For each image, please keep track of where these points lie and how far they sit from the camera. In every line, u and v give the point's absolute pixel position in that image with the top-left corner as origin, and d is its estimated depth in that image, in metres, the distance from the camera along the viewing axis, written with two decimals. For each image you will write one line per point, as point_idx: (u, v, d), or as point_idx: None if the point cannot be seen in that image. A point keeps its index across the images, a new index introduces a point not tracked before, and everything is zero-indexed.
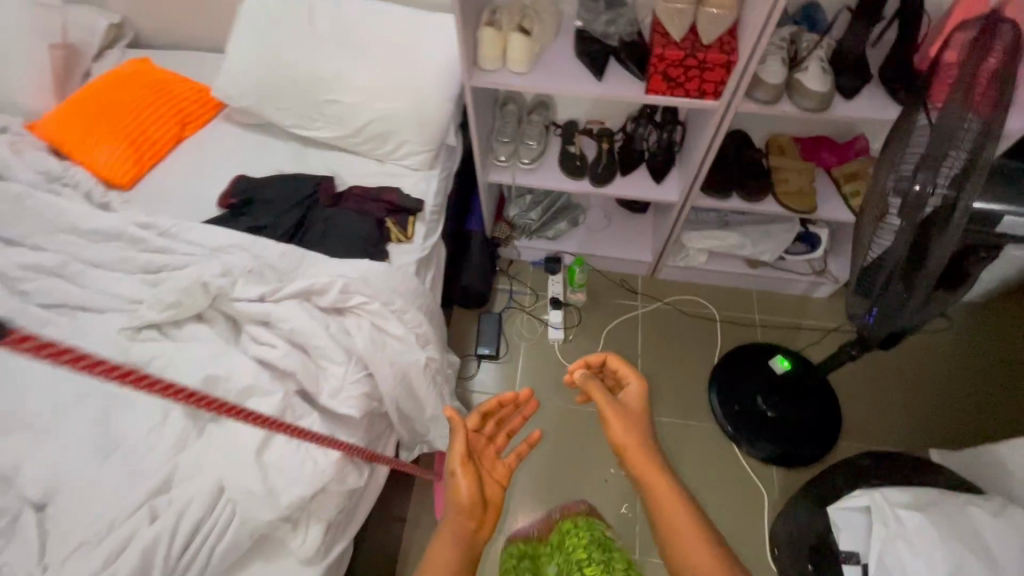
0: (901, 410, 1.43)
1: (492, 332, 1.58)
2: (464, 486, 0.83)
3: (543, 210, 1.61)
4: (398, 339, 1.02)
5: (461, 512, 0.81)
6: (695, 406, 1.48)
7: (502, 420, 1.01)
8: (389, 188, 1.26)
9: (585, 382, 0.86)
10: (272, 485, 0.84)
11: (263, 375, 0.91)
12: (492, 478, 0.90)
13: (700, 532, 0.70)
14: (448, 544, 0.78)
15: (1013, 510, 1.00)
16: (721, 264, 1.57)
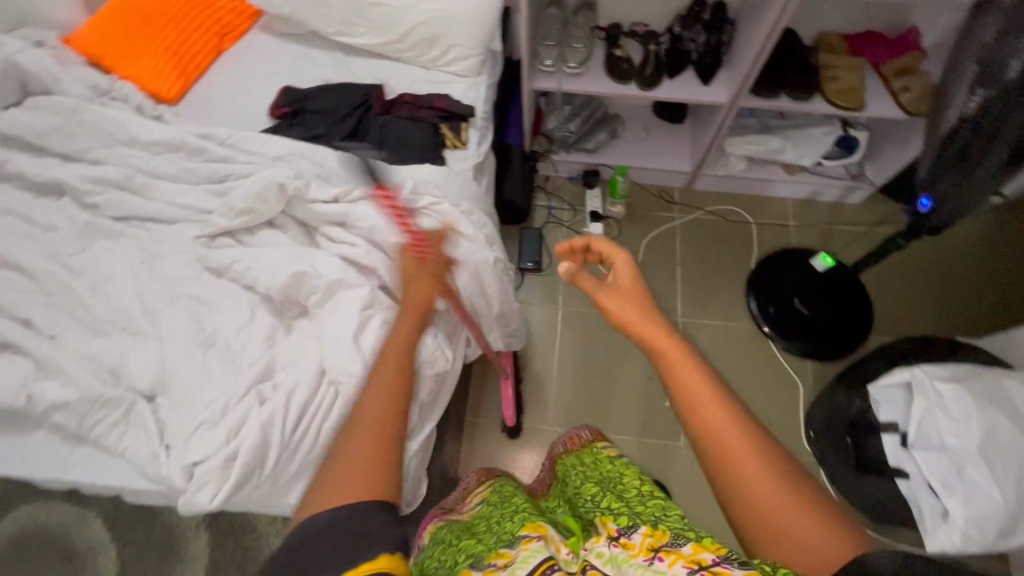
0: (936, 299, 1.51)
1: (534, 245, 1.62)
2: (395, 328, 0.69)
3: (582, 121, 1.61)
4: (468, 238, 1.05)
5: (382, 371, 0.63)
6: (733, 309, 1.55)
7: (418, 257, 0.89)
8: (440, 95, 1.25)
9: (573, 274, 0.72)
10: (373, 367, 0.89)
11: (348, 270, 0.95)
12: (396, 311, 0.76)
13: (718, 389, 0.57)
14: (386, 362, 0.64)
15: None
16: (759, 172, 1.59)
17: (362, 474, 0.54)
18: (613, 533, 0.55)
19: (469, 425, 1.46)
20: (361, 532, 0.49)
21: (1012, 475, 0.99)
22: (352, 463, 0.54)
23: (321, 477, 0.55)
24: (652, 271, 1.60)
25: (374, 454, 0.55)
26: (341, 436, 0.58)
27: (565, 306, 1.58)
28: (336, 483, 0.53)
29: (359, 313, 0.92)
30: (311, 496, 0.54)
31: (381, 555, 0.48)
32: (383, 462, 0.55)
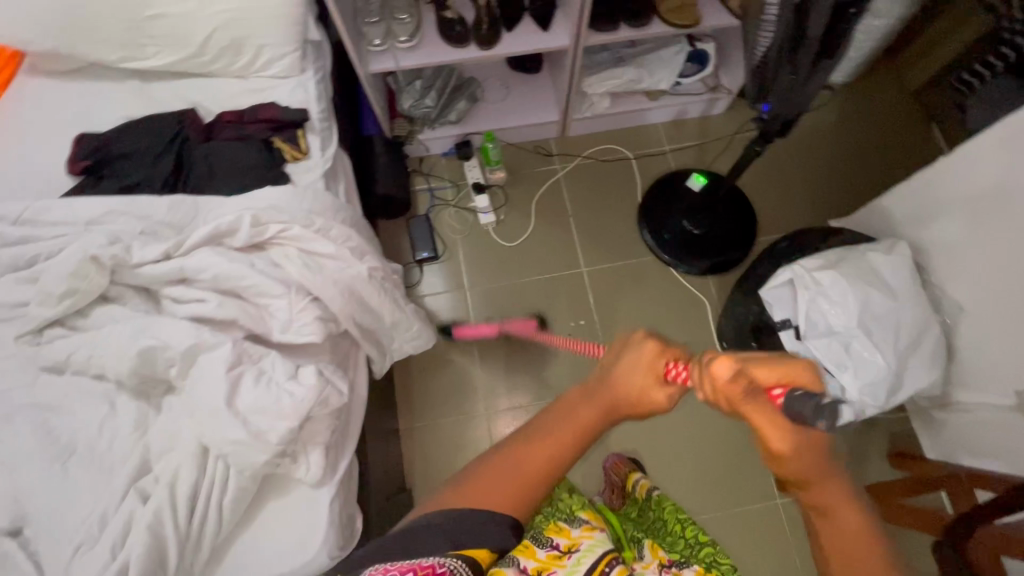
0: (810, 189, 1.59)
1: (425, 234, 1.55)
2: (646, 400, 0.55)
3: (438, 93, 1.52)
4: (333, 257, 0.97)
5: (579, 423, 0.56)
6: (631, 247, 1.58)
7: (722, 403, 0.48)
8: (264, 105, 1.12)
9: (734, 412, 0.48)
10: (257, 427, 0.82)
11: (202, 331, 0.86)
12: (605, 407, 0.56)
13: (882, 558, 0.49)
14: (578, 420, 0.56)
15: (900, 246, 1.19)
16: (625, 105, 1.58)
17: (508, 488, 0.54)
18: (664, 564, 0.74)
19: (405, 432, 1.43)
20: (461, 533, 0.53)
21: (888, 340, 1.11)
22: (506, 473, 0.55)
23: (474, 472, 0.56)
24: (547, 228, 1.59)
25: (523, 472, 0.55)
26: (496, 454, 0.57)
27: (472, 285, 1.55)
28: (483, 487, 0.55)
29: (226, 375, 0.83)
30: (470, 477, 0.56)
31: (473, 546, 0.52)
32: (532, 486, 0.55)
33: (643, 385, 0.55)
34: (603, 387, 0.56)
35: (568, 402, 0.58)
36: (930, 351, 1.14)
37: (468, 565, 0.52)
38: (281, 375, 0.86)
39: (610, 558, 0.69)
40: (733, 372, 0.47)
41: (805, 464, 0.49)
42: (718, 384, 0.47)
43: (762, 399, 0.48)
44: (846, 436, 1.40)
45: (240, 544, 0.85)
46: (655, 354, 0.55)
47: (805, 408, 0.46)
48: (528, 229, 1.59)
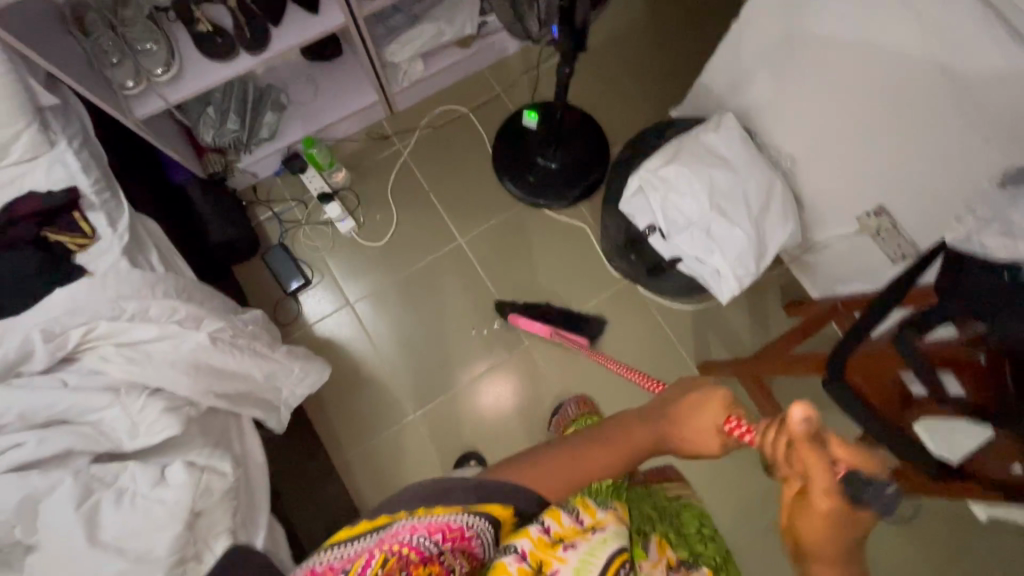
0: (643, 86, 1.61)
1: (287, 265, 1.44)
2: (691, 435, 0.67)
3: (238, 113, 1.37)
4: (160, 339, 0.87)
5: (632, 438, 0.72)
6: (498, 203, 1.54)
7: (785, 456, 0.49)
8: (20, 198, 0.96)
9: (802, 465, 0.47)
10: (137, 549, 0.74)
11: (32, 477, 0.75)
12: (650, 430, 0.72)
13: None
14: (623, 436, 0.72)
15: (727, 118, 1.22)
16: (440, 62, 1.49)
17: (554, 480, 0.67)
18: (674, 562, 0.67)
19: (341, 466, 1.37)
20: (492, 492, 0.65)
21: (740, 212, 1.15)
22: (562, 465, 0.69)
23: (534, 459, 0.70)
24: (411, 213, 1.52)
25: (568, 468, 0.68)
26: (553, 449, 0.71)
27: (356, 297, 1.47)
28: (537, 472, 0.68)
29: (77, 513, 0.73)
30: (534, 460, 0.70)
31: (500, 508, 0.64)
32: (569, 483, 0.67)
33: (705, 426, 0.66)
34: (665, 421, 0.71)
35: (632, 419, 0.75)
36: (780, 206, 1.20)
37: (489, 523, 0.62)
38: (144, 487, 0.77)
39: (620, 558, 0.58)
40: (811, 428, 0.46)
41: (823, 535, 0.46)
42: (794, 433, 0.47)
43: (826, 457, 0.46)
44: (743, 305, 1.48)
45: None
46: (723, 403, 0.66)
47: (867, 494, 0.44)
48: (392, 220, 1.51)
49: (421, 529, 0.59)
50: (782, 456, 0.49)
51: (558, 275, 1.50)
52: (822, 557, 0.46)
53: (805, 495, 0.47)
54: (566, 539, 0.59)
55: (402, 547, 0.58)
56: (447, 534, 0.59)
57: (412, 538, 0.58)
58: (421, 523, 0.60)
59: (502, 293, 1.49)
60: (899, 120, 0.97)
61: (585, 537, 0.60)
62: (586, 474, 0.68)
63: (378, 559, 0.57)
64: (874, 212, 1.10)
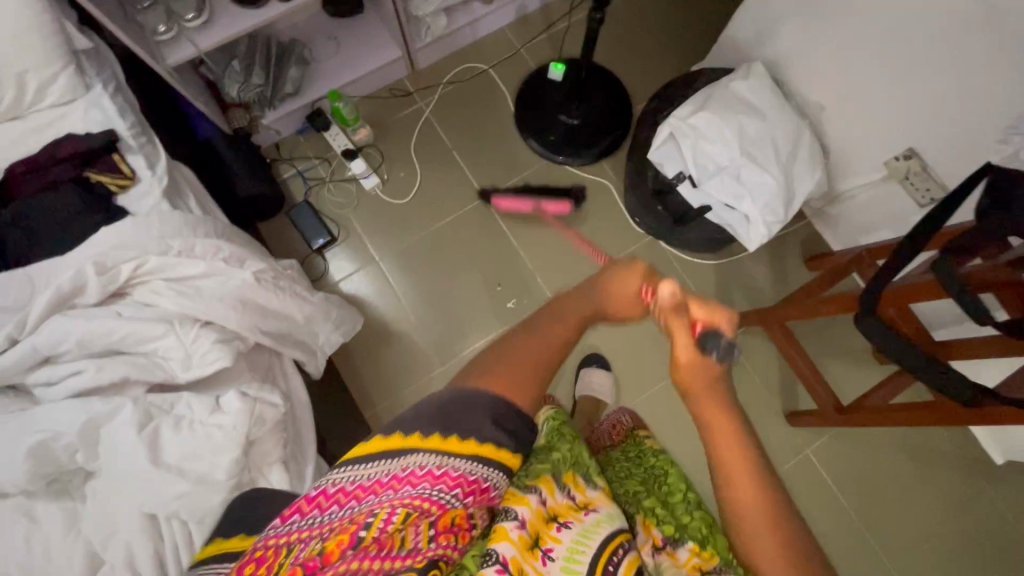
0: (664, 43, 1.60)
1: (312, 221, 1.45)
2: (620, 306, 0.67)
3: (263, 68, 1.36)
4: (207, 276, 0.88)
5: (575, 321, 0.62)
6: (521, 161, 1.54)
7: (665, 324, 0.66)
8: (59, 141, 0.96)
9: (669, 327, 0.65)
10: (196, 471, 0.76)
11: (94, 402, 0.77)
12: (596, 304, 0.65)
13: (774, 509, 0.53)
14: (569, 318, 0.62)
15: (755, 67, 1.22)
16: (462, 17, 1.48)
17: (519, 380, 0.56)
18: (659, 543, 0.64)
19: (372, 419, 1.39)
20: (460, 420, 0.52)
21: (770, 158, 1.16)
22: (519, 360, 0.57)
23: (484, 364, 0.57)
24: (435, 171, 1.52)
25: (528, 366, 0.57)
26: (502, 343, 0.59)
27: (381, 253, 1.48)
28: (491, 377, 0.55)
29: (139, 435, 0.75)
30: (485, 365, 0.57)
31: (479, 444, 0.52)
32: (538, 380, 0.57)
33: (626, 302, 0.67)
34: (599, 296, 0.65)
35: (571, 299, 0.64)
36: (808, 154, 1.20)
37: (504, 477, 0.54)
38: (201, 413, 0.79)
39: (616, 541, 0.58)
40: (675, 299, 0.65)
41: (700, 384, 0.61)
42: (664, 305, 0.66)
43: (687, 322, 0.64)
44: (765, 260, 1.50)
45: None
46: (642, 275, 0.68)
47: (716, 344, 0.63)
48: (416, 178, 1.51)
49: (441, 479, 0.50)
50: (668, 323, 0.65)
51: (581, 231, 1.51)
52: (698, 396, 0.60)
53: (677, 349, 0.64)
54: (561, 516, 0.58)
55: (426, 502, 0.49)
56: (466, 489, 0.51)
57: (433, 490, 0.49)
58: (449, 470, 0.50)
59: (528, 249, 1.49)
60: (932, 60, 0.98)
61: (580, 516, 0.59)
62: (544, 367, 0.58)
63: (399, 514, 0.47)
64: (904, 156, 1.11)
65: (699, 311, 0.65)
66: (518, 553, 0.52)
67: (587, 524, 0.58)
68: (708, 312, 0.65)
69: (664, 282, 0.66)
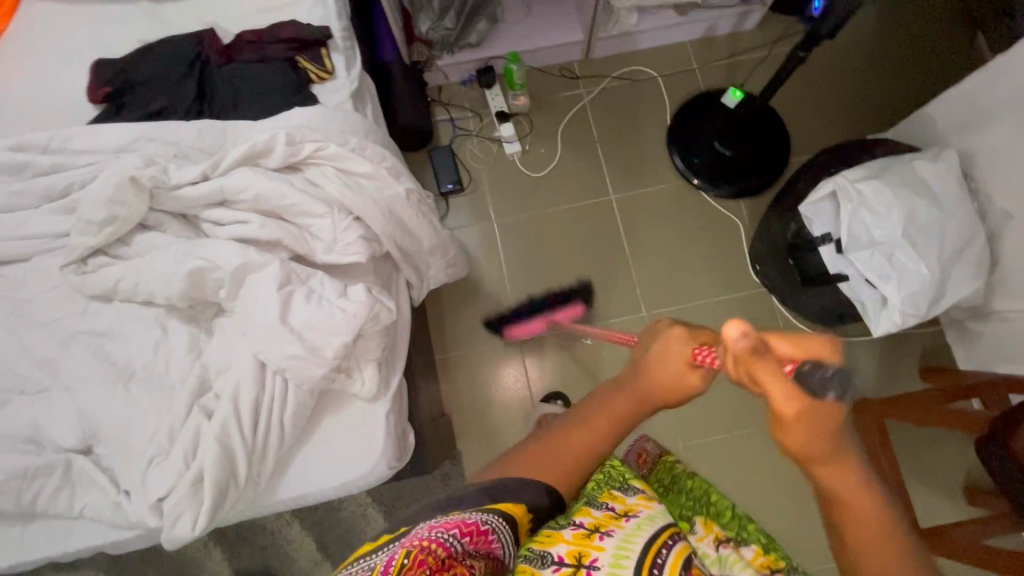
0: (844, 104, 1.53)
1: (448, 165, 1.52)
2: (672, 370, 0.58)
3: (457, 15, 1.39)
4: (370, 178, 0.95)
5: (615, 409, 0.60)
6: (659, 173, 1.54)
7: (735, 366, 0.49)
8: (283, 23, 1.06)
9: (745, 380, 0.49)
10: (311, 341, 0.83)
11: (249, 251, 0.86)
12: (633, 394, 0.60)
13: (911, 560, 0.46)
14: (619, 406, 0.60)
15: (948, 153, 1.15)
16: (652, 21, 1.49)
17: (554, 465, 0.58)
18: (721, 537, 0.60)
19: (441, 362, 1.45)
20: (499, 491, 0.55)
21: (933, 249, 1.09)
22: (550, 449, 0.59)
23: (517, 451, 0.60)
24: (575, 156, 1.55)
25: (567, 457, 0.58)
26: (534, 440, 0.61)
27: (499, 215, 1.52)
28: (531, 462, 0.58)
29: (278, 292, 0.83)
30: (512, 454, 0.60)
31: (512, 504, 0.54)
32: (574, 468, 0.58)
33: (676, 370, 0.58)
34: (638, 381, 0.60)
35: (604, 393, 0.63)
36: (975, 259, 1.12)
37: (507, 523, 0.52)
38: (330, 293, 0.86)
39: (668, 530, 0.54)
40: (752, 344, 0.46)
41: (810, 430, 0.47)
42: (736, 353, 0.48)
43: (774, 361, 0.47)
44: (879, 354, 1.40)
45: (302, 458, 0.87)
46: (685, 338, 0.58)
47: (811, 381, 0.47)
48: (555, 157, 1.55)
49: (439, 525, 0.49)
50: (745, 371, 0.48)
51: (696, 261, 1.49)
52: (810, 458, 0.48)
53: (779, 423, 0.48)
54: (603, 528, 0.54)
55: (427, 542, 0.47)
56: (465, 529, 0.49)
57: (434, 533, 0.48)
58: (452, 520, 0.50)
59: (637, 257, 1.49)
60: None
61: (623, 522, 0.54)
62: (599, 451, 0.59)
63: (399, 556, 0.46)
64: None
65: (780, 345, 0.50)
66: (568, 570, 0.49)
67: (630, 529, 0.53)
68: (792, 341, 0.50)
69: (723, 323, 0.47)
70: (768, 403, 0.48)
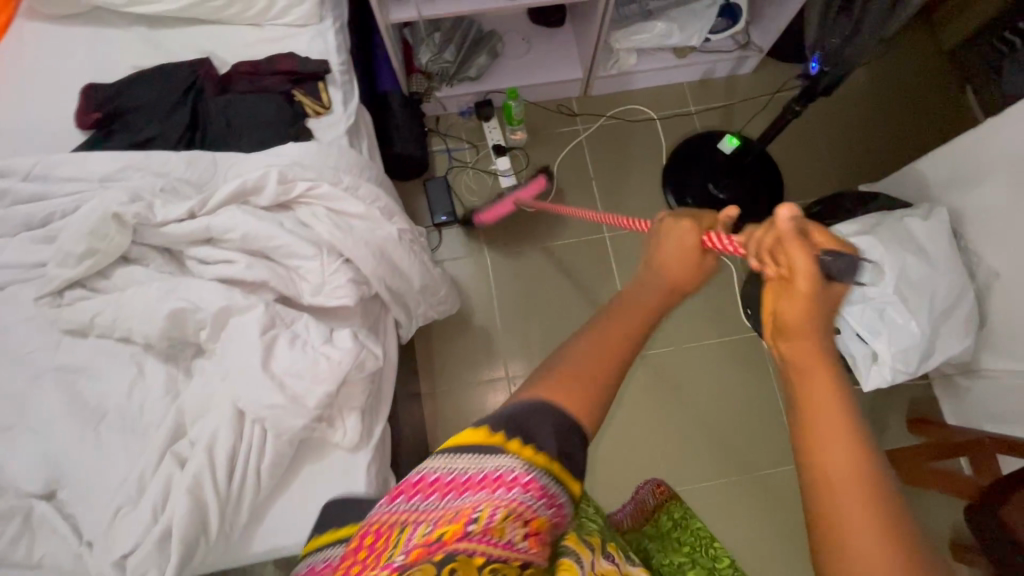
0: (838, 152, 1.55)
1: (443, 196, 1.51)
2: (682, 256, 0.61)
3: (457, 48, 1.44)
4: (362, 218, 0.93)
5: (637, 308, 0.56)
6: (653, 213, 1.53)
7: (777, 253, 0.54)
8: (281, 55, 1.05)
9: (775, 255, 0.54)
10: (293, 390, 0.80)
11: (234, 293, 0.83)
12: (651, 286, 0.60)
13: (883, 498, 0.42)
14: (642, 299, 0.58)
15: (939, 211, 1.16)
16: (651, 62, 1.51)
17: (588, 391, 0.49)
18: None
19: (427, 397, 1.42)
20: (531, 429, 0.46)
21: (923, 307, 1.09)
22: (583, 368, 0.50)
23: (541, 374, 0.51)
24: (570, 192, 1.55)
25: (595, 365, 0.51)
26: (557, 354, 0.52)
27: (493, 250, 1.51)
28: (562, 377, 0.50)
29: (261, 337, 0.81)
30: (535, 381, 0.50)
31: (558, 464, 0.46)
32: (606, 376, 0.51)
33: (685, 258, 0.61)
34: (661, 274, 0.61)
35: (630, 292, 0.59)
36: (964, 318, 1.12)
37: (565, 497, 0.47)
38: (316, 339, 0.83)
39: None
40: (765, 239, 0.55)
41: (811, 311, 0.51)
42: (781, 233, 0.53)
43: (811, 250, 0.51)
44: (866, 403, 1.40)
45: (277, 510, 0.84)
46: (694, 232, 0.62)
47: (834, 265, 0.52)
48: (550, 193, 1.54)
49: (529, 487, 0.44)
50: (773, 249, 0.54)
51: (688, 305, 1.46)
52: (803, 327, 0.51)
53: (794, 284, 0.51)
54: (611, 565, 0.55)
55: (516, 504, 0.43)
56: (545, 505, 0.45)
57: (527, 497, 0.44)
58: (534, 478, 0.44)
59: None
60: None
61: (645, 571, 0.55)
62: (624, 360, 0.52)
63: (498, 516, 0.43)
64: None
65: (815, 233, 0.54)
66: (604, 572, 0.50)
67: None
68: (824, 232, 0.54)
69: (779, 206, 0.54)
70: (783, 275, 0.53)
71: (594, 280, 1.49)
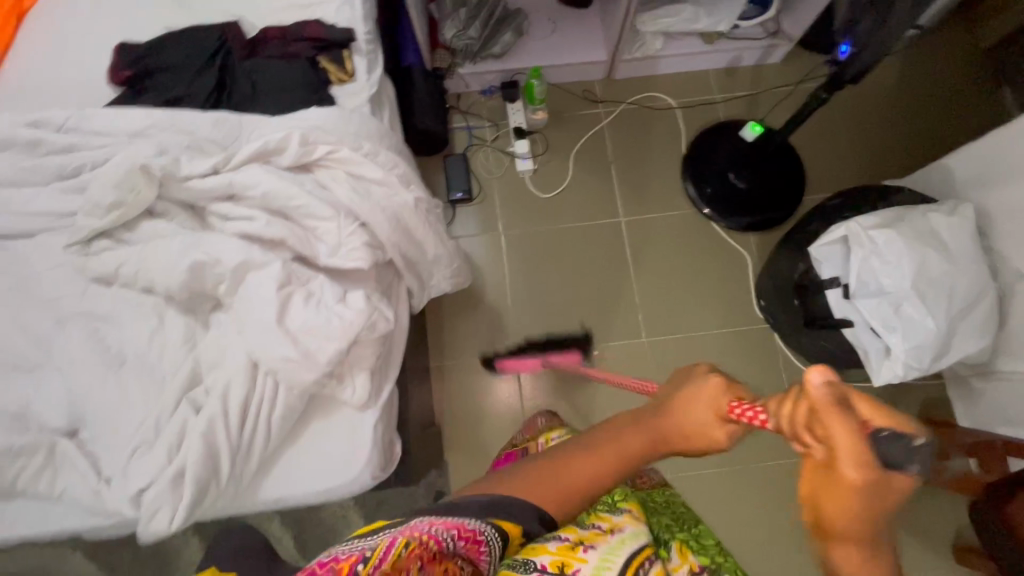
0: (862, 147, 1.51)
1: (460, 173, 1.52)
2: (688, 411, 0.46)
3: (483, 24, 1.43)
4: (380, 184, 0.94)
5: (626, 449, 0.48)
6: (670, 200, 1.53)
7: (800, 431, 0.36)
8: (308, 21, 1.07)
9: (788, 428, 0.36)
10: (305, 345, 0.82)
11: (253, 249, 0.86)
12: (634, 440, 0.49)
13: None
14: (622, 443, 0.49)
15: (964, 208, 1.13)
16: (677, 47, 1.49)
17: (548, 497, 0.50)
18: (695, 567, 0.60)
19: (435, 370, 1.44)
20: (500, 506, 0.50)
21: (941, 303, 1.07)
22: (545, 482, 0.50)
23: (502, 477, 0.53)
24: (587, 175, 1.54)
25: (558, 489, 0.50)
26: (534, 462, 0.53)
27: (508, 228, 1.51)
28: (530, 488, 0.50)
29: (277, 292, 0.83)
30: (507, 476, 0.53)
31: (511, 524, 0.49)
32: (574, 496, 0.49)
33: (704, 421, 0.45)
34: (658, 415, 0.48)
35: (620, 421, 0.51)
36: (983, 317, 1.10)
37: (500, 542, 0.49)
38: (330, 297, 0.85)
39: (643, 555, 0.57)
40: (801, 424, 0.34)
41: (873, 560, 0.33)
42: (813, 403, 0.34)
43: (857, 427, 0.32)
44: None
45: (285, 462, 0.86)
46: (719, 389, 0.45)
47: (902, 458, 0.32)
48: (567, 174, 1.54)
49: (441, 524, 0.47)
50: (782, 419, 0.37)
51: (698, 292, 1.47)
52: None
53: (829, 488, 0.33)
54: (586, 542, 0.57)
55: (426, 537, 0.46)
56: (463, 534, 0.47)
57: (433, 530, 0.47)
58: (449, 518, 0.48)
59: (642, 282, 1.48)
60: None
61: (606, 539, 0.58)
62: (606, 481, 0.49)
63: (403, 548, 0.45)
64: None
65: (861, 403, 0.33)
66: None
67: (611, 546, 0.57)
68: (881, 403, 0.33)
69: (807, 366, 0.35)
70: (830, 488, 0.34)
71: (608, 262, 1.50)
